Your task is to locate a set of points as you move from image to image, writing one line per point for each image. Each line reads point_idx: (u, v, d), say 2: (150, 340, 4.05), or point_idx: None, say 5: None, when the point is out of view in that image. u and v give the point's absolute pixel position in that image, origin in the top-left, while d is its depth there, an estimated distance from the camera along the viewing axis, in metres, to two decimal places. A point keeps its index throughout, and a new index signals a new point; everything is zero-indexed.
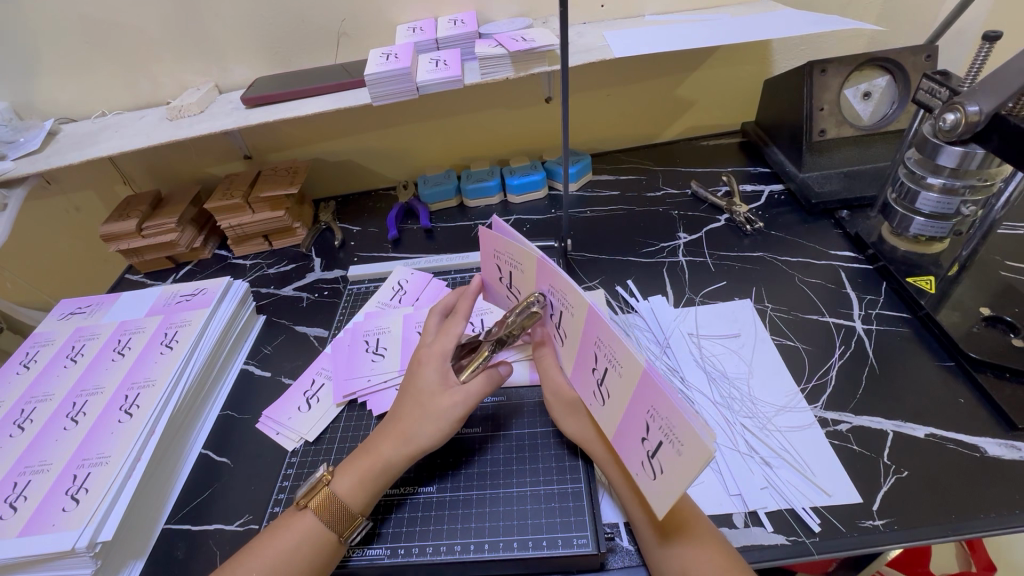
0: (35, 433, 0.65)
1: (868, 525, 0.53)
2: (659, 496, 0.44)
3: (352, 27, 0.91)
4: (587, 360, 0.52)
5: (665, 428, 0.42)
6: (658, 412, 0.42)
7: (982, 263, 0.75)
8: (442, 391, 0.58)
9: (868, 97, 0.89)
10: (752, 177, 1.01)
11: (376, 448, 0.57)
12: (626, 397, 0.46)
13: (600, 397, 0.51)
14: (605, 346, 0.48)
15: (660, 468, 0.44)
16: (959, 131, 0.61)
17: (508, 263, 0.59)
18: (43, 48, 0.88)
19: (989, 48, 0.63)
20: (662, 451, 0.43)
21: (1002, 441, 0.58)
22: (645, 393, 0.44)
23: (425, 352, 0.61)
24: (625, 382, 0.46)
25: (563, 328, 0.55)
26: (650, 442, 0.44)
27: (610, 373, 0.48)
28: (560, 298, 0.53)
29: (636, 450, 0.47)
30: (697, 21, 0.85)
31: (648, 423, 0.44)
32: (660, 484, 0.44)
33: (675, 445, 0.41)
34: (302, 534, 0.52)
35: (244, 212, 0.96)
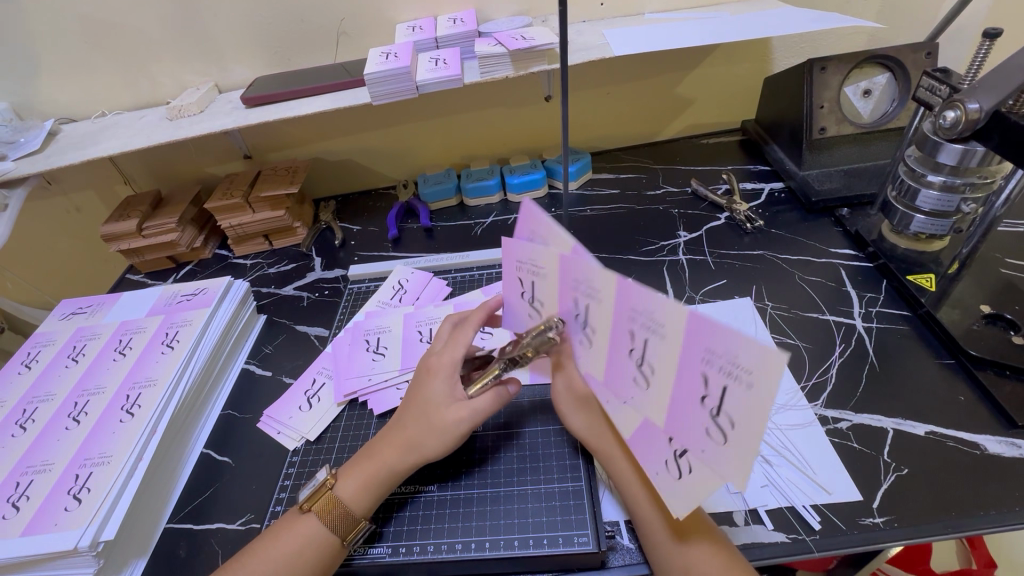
0: (37, 434, 0.66)
1: (867, 523, 0.53)
2: (736, 459, 0.38)
3: (351, 26, 0.91)
4: (620, 344, 0.45)
5: (726, 365, 0.36)
6: (712, 353, 0.37)
7: (983, 261, 0.75)
8: (449, 403, 0.57)
9: (868, 95, 0.89)
10: (752, 175, 1.01)
11: (381, 454, 0.57)
12: (674, 359, 0.40)
13: (642, 379, 0.44)
14: (642, 312, 0.41)
15: (732, 422, 0.38)
16: (959, 129, 0.61)
17: (530, 270, 0.51)
18: (43, 48, 0.89)
19: (990, 45, 0.63)
20: (728, 394, 0.37)
21: (1002, 438, 0.58)
22: (694, 337, 0.38)
23: (436, 361, 0.59)
24: (670, 343, 0.40)
25: (590, 322, 0.47)
26: (713, 397, 0.38)
27: (650, 342, 0.41)
28: (586, 286, 0.45)
29: (695, 418, 0.40)
30: (697, 19, 0.85)
31: (704, 374, 0.38)
32: (736, 442, 0.38)
33: (744, 379, 0.35)
34: (306, 535, 0.52)
35: (244, 212, 0.96)
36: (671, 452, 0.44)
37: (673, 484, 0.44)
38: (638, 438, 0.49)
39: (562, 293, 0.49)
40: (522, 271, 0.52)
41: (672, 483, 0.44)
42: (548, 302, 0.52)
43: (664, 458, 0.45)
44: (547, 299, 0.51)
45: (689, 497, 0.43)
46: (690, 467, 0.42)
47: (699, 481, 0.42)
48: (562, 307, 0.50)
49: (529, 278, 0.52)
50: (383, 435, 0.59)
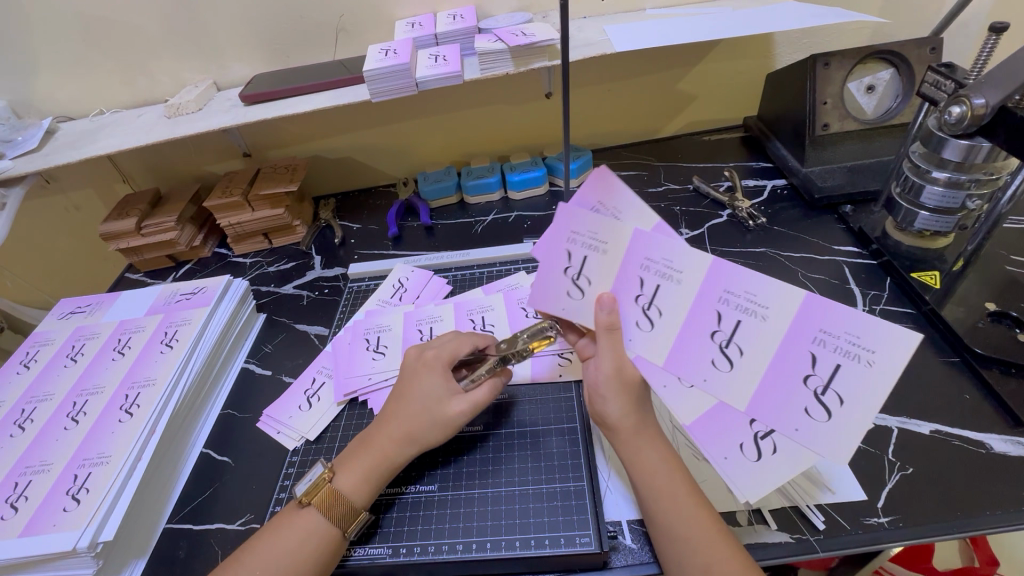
0: (35, 434, 0.65)
1: (872, 522, 0.52)
2: (842, 436, 0.44)
3: (350, 23, 0.91)
4: (703, 326, 0.47)
5: (842, 345, 0.43)
6: (830, 333, 0.43)
7: (988, 257, 0.74)
8: (447, 397, 0.58)
9: (872, 91, 0.88)
10: (754, 172, 1.00)
11: (380, 446, 0.57)
12: (773, 343, 0.45)
13: (725, 362, 0.47)
14: (738, 292, 0.45)
15: (840, 399, 0.44)
16: (964, 124, 0.60)
17: (589, 242, 0.49)
18: (40, 46, 0.88)
19: (996, 39, 0.62)
20: (839, 375, 0.43)
21: (1007, 437, 0.57)
22: (808, 318, 0.43)
23: (432, 355, 0.61)
24: (774, 324, 0.45)
25: (657, 302, 0.49)
26: (821, 376, 0.44)
27: (745, 323, 0.46)
28: (664, 264, 0.47)
29: (793, 398, 0.45)
30: (699, 15, 0.84)
31: (816, 355, 0.44)
32: (843, 417, 0.44)
33: (864, 356, 0.42)
34: (305, 529, 0.52)
35: (243, 210, 0.95)
36: (749, 435, 0.49)
37: (749, 468, 0.48)
38: (698, 427, 0.50)
39: (622, 270, 0.49)
40: (574, 244, 0.50)
41: (749, 466, 0.48)
42: (599, 281, 0.50)
43: (737, 442, 0.49)
44: (598, 278, 0.50)
45: (771, 478, 0.47)
46: (774, 448, 0.48)
47: (785, 459, 0.47)
48: (617, 287, 0.50)
49: (579, 253, 0.50)
50: (380, 428, 0.59)
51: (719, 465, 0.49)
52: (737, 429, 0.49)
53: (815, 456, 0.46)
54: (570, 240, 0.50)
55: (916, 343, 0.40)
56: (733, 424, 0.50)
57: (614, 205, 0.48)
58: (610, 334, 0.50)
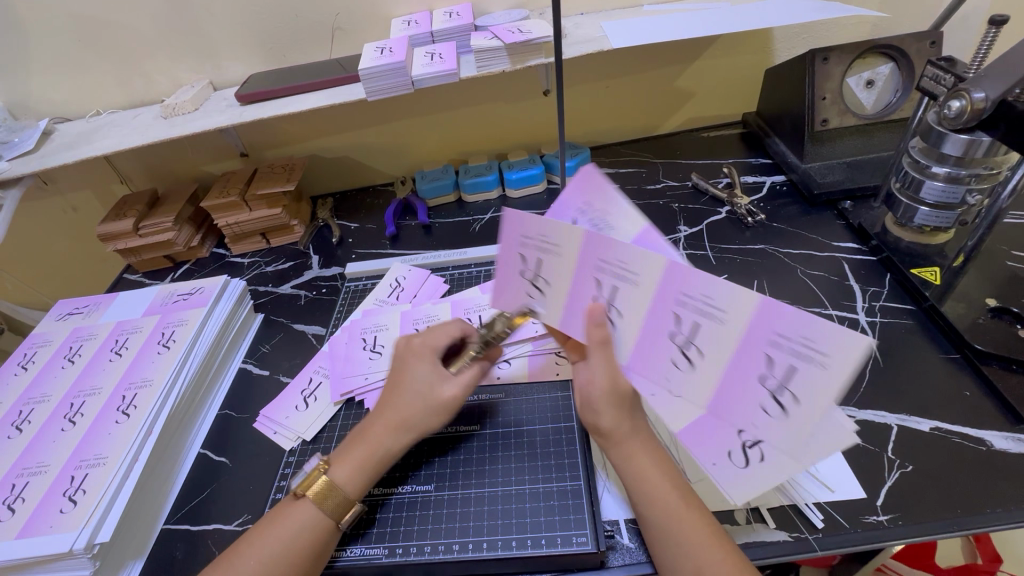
0: (33, 435, 0.65)
1: (871, 521, 0.52)
2: (800, 434, 0.43)
3: (346, 21, 0.90)
4: (662, 327, 0.48)
5: (796, 347, 0.41)
6: (785, 339, 0.42)
7: (988, 253, 0.73)
8: (437, 382, 0.58)
9: (871, 86, 0.87)
10: (753, 168, 1.00)
11: (372, 435, 0.56)
12: (733, 344, 0.45)
13: (685, 362, 0.48)
14: (694, 295, 0.45)
15: (796, 399, 0.43)
16: (964, 119, 0.60)
17: (541, 246, 0.53)
18: (34, 47, 0.88)
19: (996, 32, 0.61)
20: (795, 375, 0.42)
21: (1008, 434, 0.57)
22: (762, 319, 0.42)
23: (418, 342, 0.61)
24: (732, 327, 0.44)
25: (614, 303, 0.51)
26: (776, 375, 0.43)
27: (702, 325, 0.46)
28: (617, 266, 0.49)
29: (751, 396, 0.45)
30: (696, 10, 0.83)
31: (770, 355, 0.43)
32: (799, 416, 0.43)
33: (818, 359, 0.40)
34: (300, 521, 0.52)
35: (240, 210, 0.95)
36: (737, 443, 0.47)
37: (736, 473, 0.47)
38: (691, 432, 0.49)
39: (578, 272, 0.52)
40: (528, 247, 0.54)
41: (737, 472, 0.47)
42: (554, 283, 0.54)
43: (727, 448, 0.48)
44: (555, 278, 0.54)
45: (760, 484, 0.45)
46: (762, 456, 0.46)
47: (775, 467, 0.45)
48: (574, 288, 0.53)
49: (534, 256, 0.54)
50: (372, 421, 0.58)
51: (708, 469, 0.48)
52: (726, 436, 0.48)
53: (803, 465, 0.44)
54: (524, 243, 0.54)
55: (867, 348, 0.37)
56: (724, 429, 0.48)
57: (601, 207, 0.54)
58: (602, 347, 0.52)
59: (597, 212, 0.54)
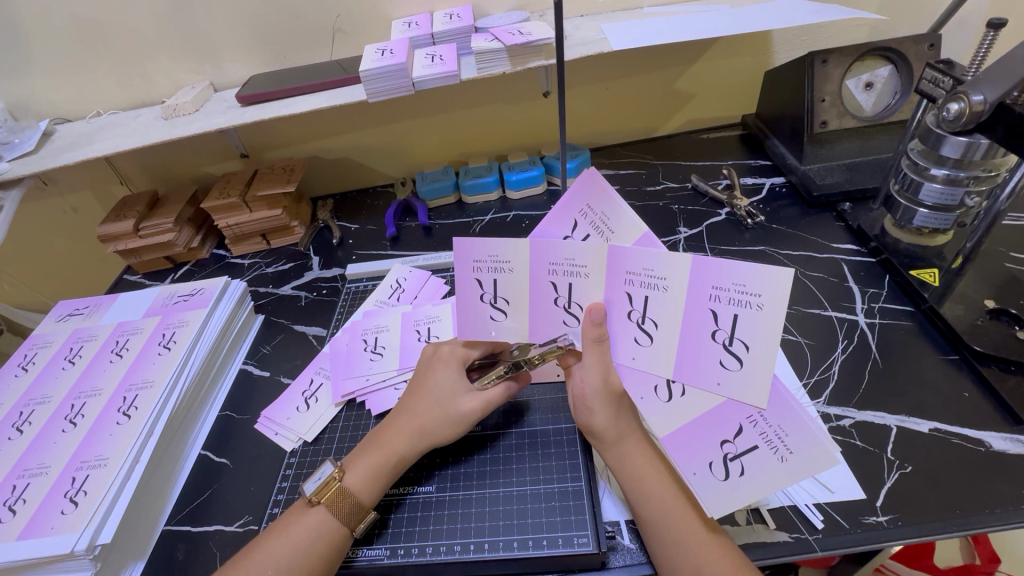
0: (34, 436, 0.65)
1: (871, 521, 0.52)
2: (755, 379, 0.45)
3: (347, 23, 0.90)
4: (618, 308, 0.49)
5: (734, 296, 0.44)
6: (764, 417, 0.46)
7: (986, 255, 0.74)
8: (459, 391, 0.59)
9: (870, 88, 0.88)
10: (753, 169, 1.00)
11: (389, 440, 0.57)
12: (680, 309, 0.46)
13: (667, 393, 0.50)
14: (638, 271, 0.46)
15: (746, 346, 0.45)
16: (962, 121, 0.60)
17: (494, 266, 0.52)
18: (35, 47, 0.88)
19: (994, 35, 0.62)
20: (740, 324, 0.44)
21: (1006, 435, 0.57)
22: (701, 277, 0.44)
23: (447, 351, 0.62)
24: (676, 293, 0.46)
25: (574, 299, 0.51)
26: (737, 444, 0.47)
27: (653, 297, 0.47)
28: (568, 264, 0.49)
29: (707, 354, 0.47)
30: (696, 12, 0.84)
31: (715, 311, 0.45)
32: (752, 362, 0.45)
33: (754, 302, 0.43)
34: (316, 527, 0.52)
35: (241, 211, 0.95)
36: (719, 455, 0.48)
37: (715, 486, 0.47)
38: (674, 440, 0.50)
39: (534, 281, 0.51)
40: (481, 271, 0.52)
41: (717, 485, 0.47)
42: (514, 298, 0.53)
43: (708, 460, 0.48)
44: (513, 294, 0.53)
45: (735, 499, 0.46)
46: (743, 470, 0.47)
47: (751, 485, 0.46)
48: (533, 297, 0.52)
49: (489, 278, 0.53)
50: (391, 423, 0.59)
51: (688, 479, 0.48)
52: (709, 448, 0.48)
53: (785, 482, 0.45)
54: (477, 268, 0.52)
55: (790, 279, 0.40)
56: (704, 442, 0.48)
57: (603, 211, 0.49)
58: (596, 345, 0.51)
59: (599, 216, 0.50)
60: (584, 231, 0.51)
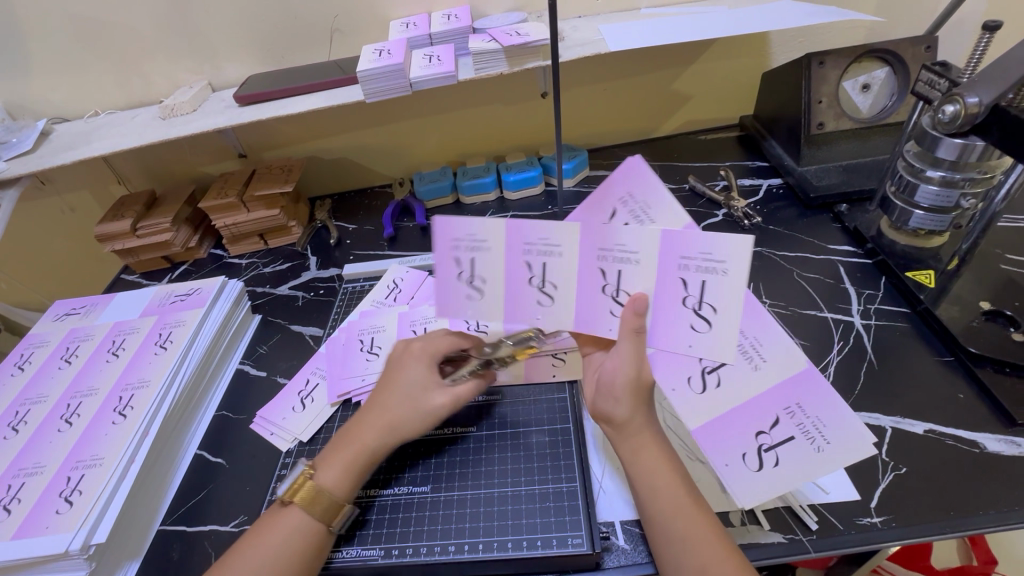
0: (30, 435, 0.65)
1: (865, 523, 0.52)
2: (725, 339, 0.47)
3: (344, 23, 0.91)
4: (593, 283, 0.49)
5: (701, 265, 0.45)
6: (802, 409, 0.50)
7: (982, 256, 0.74)
8: (430, 386, 0.59)
9: (867, 89, 0.88)
10: (750, 171, 1.00)
11: (358, 435, 0.57)
12: (651, 278, 0.47)
13: (701, 384, 0.52)
14: (611, 248, 0.47)
15: (714, 309, 0.47)
16: (958, 123, 0.60)
17: (472, 245, 0.48)
18: (33, 47, 0.88)
19: (990, 37, 0.61)
20: (707, 289, 0.46)
21: (1001, 437, 0.57)
22: (669, 250, 0.45)
23: (418, 347, 0.61)
24: (648, 264, 0.47)
25: (548, 279, 0.49)
26: (772, 436, 0.51)
27: (625, 271, 0.47)
28: (543, 243, 0.48)
29: (678, 318, 0.48)
30: (694, 14, 0.84)
31: (684, 278, 0.46)
32: (720, 322, 0.47)
33: (718, 268, 0.45)
34: (292, 528, 0.52)
35: (238, 211, 0.95)
36: (753, 446, 0.51)
37: (748, 475, 0.51)
38: (707, 431, 0.52)
39: (510, 261, 0.49)
40: (460, 250, 0.49)
41: (750, 474, 0.51)
42: (492, 277, 0.50)
43: (742, 452, 0.51)
44: (489, 274, 0.50)
45: (771, 486, 0.50)
46: (776, 460, 0.50)
47: (784, 474, 0.50)
48: (509, 278, 0.50)
49: (466, 257, 0.49)
50: (357, 420, 0.58)
51: (720, 470, 0.51)
52: (744, 439, 0.52)
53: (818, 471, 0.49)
54: (455, 247, 0.49)
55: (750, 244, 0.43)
56: (741, 433, 0.52)
57: (644, 200, 0.48)
58: (635, 336, 0.49)
59: (639, 205, 0.48)
60: (621, 219, 0.48)
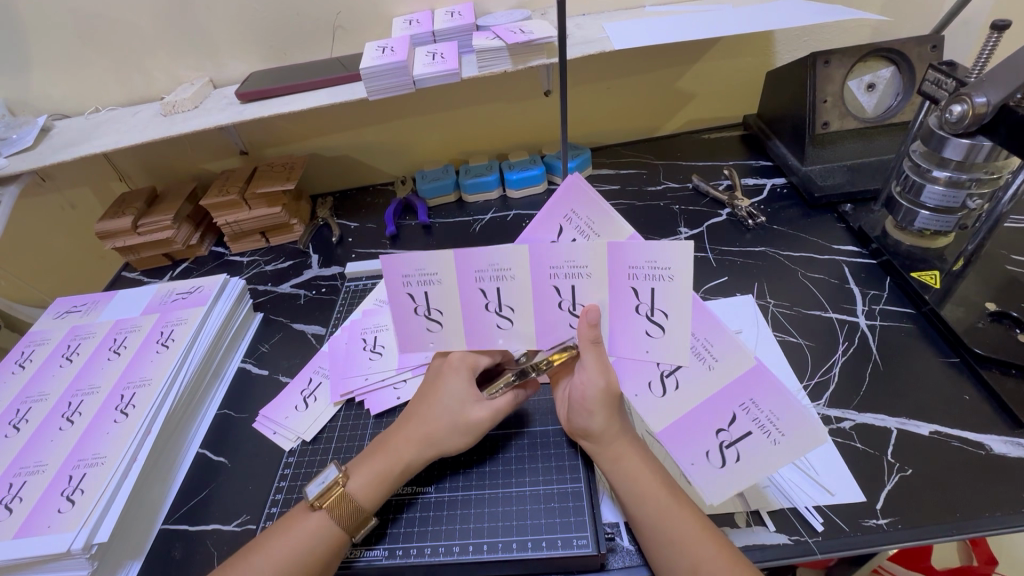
0: (31, 434, 0.65)
1: (870, 525, 0.52)
2: (677, 341, 0.49)
3: (347, 20, 0.90)
4: (549, 301, 0.51)
5: (648, 273, 0.46)
6: (756, 403, 0.47)
7: (988, 257, 0.74)
8: (469, 401, 0.58)
9: (872, 89, 0.88)
10: (754, 170, 1.00)
11: (395, 449, 0.57)
12: (604, 290, 0.49)
13: (661, 388, 0.51)
14: (561, 265, 0.49)
15: (665, 313, 0.48)
16: (965, 123, 0.60)
17: (422, 280, 0.53)
18: (32, 43, 0.87)
19: (998, 37, 0.61)
20: (656, 296, 0.47)
21: (1007, 438, 0.57)
22: (618, 259, 0.47)
23: (457, 356, 0.60)
24: (599, 276, 0.48)
25: (504, 302, 0.52)
26: (731, 432, 0.49)
27: (579, 285, 0.49)
28: (492, 270, 0.51)
29: (634, 325, 0.50)
30: (699, 12, 0.83)
31: (636, 287, 0.48)
32: (672, 327, 0.48)
33: (665, 275, 0.46)
34: (319, 535, 0.51)
35: (240, 209, 0.95)
36: (715, 444, 0.50)
37: (715, 473, 0.49)
38: (670, 434, 0.52)
39: (463, 290, 0.52)
40: (412, 285, 0.53)
41: (716, 472, 0.49)
42: (447, 308, 0.54)
43: (705, 450, 0.50)
44: (445, 304, 0.54)
45: (736, 482, 0.49)
46: (739, 456, 0.49)
47: (748, 468, 0.48)
48: (465, 306, 0.54)
49: (420, 290, 0.54)
50: (399, 430, 0.58)
51: (688, 470, 0.50)
52: (705, 437, 0.50)
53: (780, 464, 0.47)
54: (406, 283, 0.53)
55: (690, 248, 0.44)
56: (702, 433, 0.50)
57: (588, 215, 0.49)
58: (595, 346, 0.51)
59: (584, 221, 0.49)
60: (569, 236, 0.50)
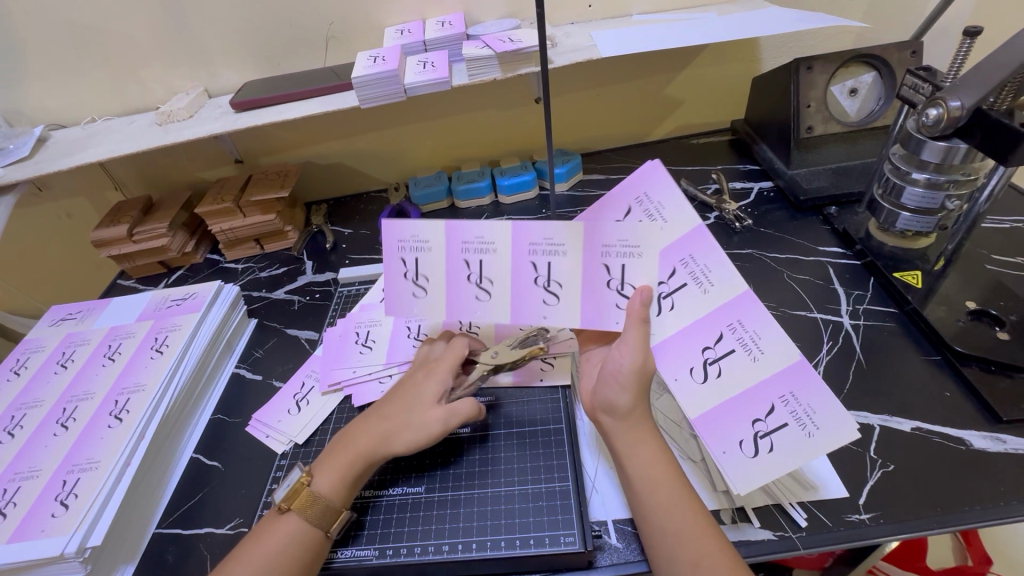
0: (24, 441, 0.65)
1: (853, 520, 0.53)
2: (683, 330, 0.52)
3: (339, 30, 0.92)
4: (525, 277, 0.54)
5: (697, 271, 0.51)
6: (796, 397, 0.48)
7: (969, 257, 0.75)
8: (430, 403, 0.60)
9: (855, 93, 0.90)
10: (742, 174, 1.01)
11: (354, 443, 0.58)
12: (579, 265, 0.53)
13: (703, 374, 0.52)
14: (540, 241, 0.53)
15: (671, 304, 0.53)
16: (941, 126, 0.60)
17: (414, 245, 0.55)
18: (29, 54, 0.89)
19: (971, 42, 0.63)
20: (682, 291, 0.52)
21: (986, 433, 0.58)
22: (675, 249, 0.52)
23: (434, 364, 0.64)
24: (650, 258, 0.51)
25: (484, 274, 0.55)
26: (768, 423, 0.49)
27: (553, 261, 0.53)
28: (478, 242, 0.54)
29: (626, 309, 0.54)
30: (683, 20, 0.85)
31: (676, 268, 0.52)
32: (680, 311, 0.52)
33: (703, 284, 0.51)
34: (291, 536, 0.52)
35: (235, 216, 0.96)
36: (750, 433, 0.50)
37: (744, 463, 0.49)
38: (705, 420, 0.51)
39: (449, 260, 0.55)
40: (405, 250, 0.56)
41: (746, 462, 0.49)
42: (433, 276, 0.56)
43: (738, 439, 0.50)
44: (432, 273, 0.56)
45: (763, 473, 0.48)
46: (771, 447, 0.49)
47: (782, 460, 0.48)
48: (450, 276, 0.56)
49: (412, 256, 0.56)
50: (359, 426, 0.59)
51: (718, 458, 0.50)
52: (740, 427, 0.50)
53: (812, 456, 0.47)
54: (401, 249, 0.55)
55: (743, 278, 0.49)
56: (736, 422, 0.50)
57: (659, 199, 0.52)
58: (642, 324, 0.52)
59: (653, 204, 0.52)
60: (636, 217, 0.53)
